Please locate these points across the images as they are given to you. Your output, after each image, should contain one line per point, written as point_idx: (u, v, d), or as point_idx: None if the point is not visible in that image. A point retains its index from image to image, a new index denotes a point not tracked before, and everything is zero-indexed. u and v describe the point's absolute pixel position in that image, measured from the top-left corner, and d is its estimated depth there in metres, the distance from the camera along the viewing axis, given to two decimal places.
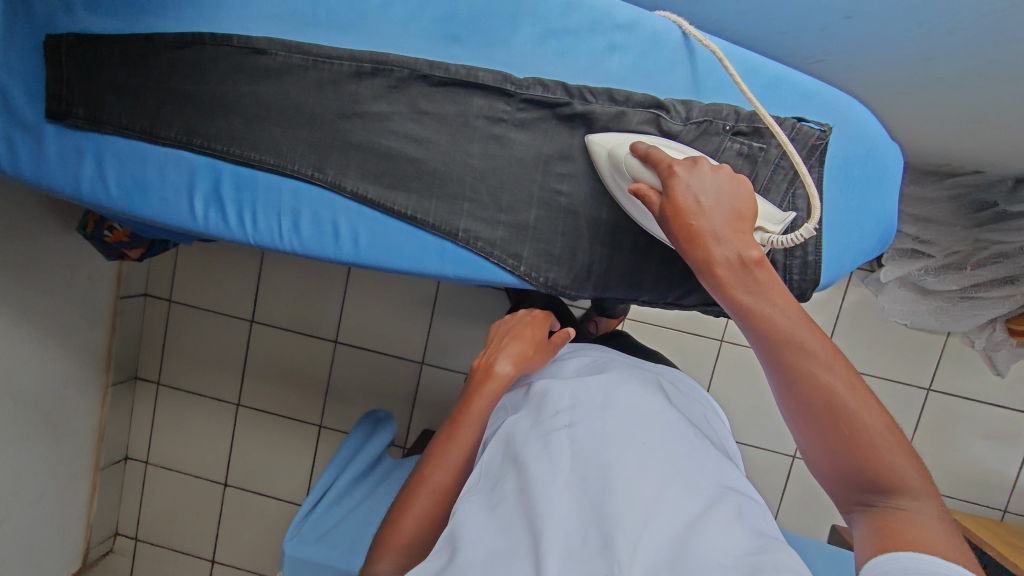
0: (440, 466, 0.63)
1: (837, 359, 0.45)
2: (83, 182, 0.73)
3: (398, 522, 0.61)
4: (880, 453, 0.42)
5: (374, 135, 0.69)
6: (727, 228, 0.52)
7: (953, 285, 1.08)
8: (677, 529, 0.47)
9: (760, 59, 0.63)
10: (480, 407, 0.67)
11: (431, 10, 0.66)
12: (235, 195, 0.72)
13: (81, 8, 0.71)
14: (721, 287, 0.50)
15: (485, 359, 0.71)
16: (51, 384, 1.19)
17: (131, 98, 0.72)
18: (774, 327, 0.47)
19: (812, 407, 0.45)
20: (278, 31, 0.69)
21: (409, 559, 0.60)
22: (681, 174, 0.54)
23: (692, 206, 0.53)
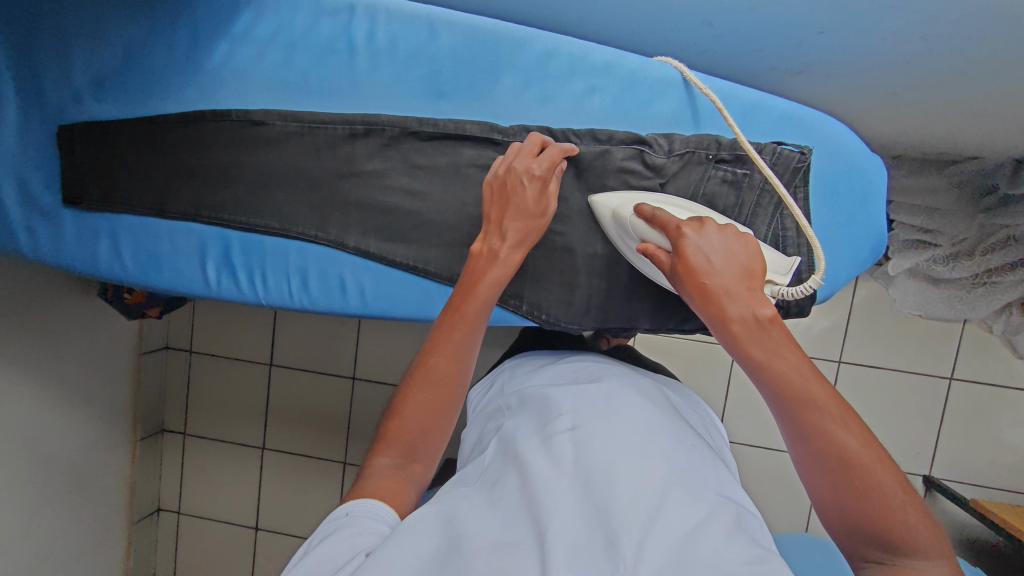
0: (439, 354, 0.60)
1: (848, 416, 0.47)
2: (101, 260, 0.78)
3: (394, 417, 0.59)
4: (892, 511, 0.44)
5: (372, 192, 0.72)
6: (738, 286, 0.53)
7: (965, 273, 1.08)
8: (683, 533, 0.46)
9: (735, 88, 0.65)
10: (483, 291, 0.62)
11: (416, 70, 0.70)
12: (244, 259, 0.75)
13: (88, 96, 0.75)
14: (736, 344, 0.52)
15: (486, 244, 0.64)
16: (81, 446, 1.23)
17: (141, 177, 0.76)
18: (787, 383, 0.49)
19: (827, 463, 0.47)
20: (273, 103, 0.72)
21: (409, 457, 0.58)
22: (690, 236, 0.55)
23: (702, 265, 0.54)
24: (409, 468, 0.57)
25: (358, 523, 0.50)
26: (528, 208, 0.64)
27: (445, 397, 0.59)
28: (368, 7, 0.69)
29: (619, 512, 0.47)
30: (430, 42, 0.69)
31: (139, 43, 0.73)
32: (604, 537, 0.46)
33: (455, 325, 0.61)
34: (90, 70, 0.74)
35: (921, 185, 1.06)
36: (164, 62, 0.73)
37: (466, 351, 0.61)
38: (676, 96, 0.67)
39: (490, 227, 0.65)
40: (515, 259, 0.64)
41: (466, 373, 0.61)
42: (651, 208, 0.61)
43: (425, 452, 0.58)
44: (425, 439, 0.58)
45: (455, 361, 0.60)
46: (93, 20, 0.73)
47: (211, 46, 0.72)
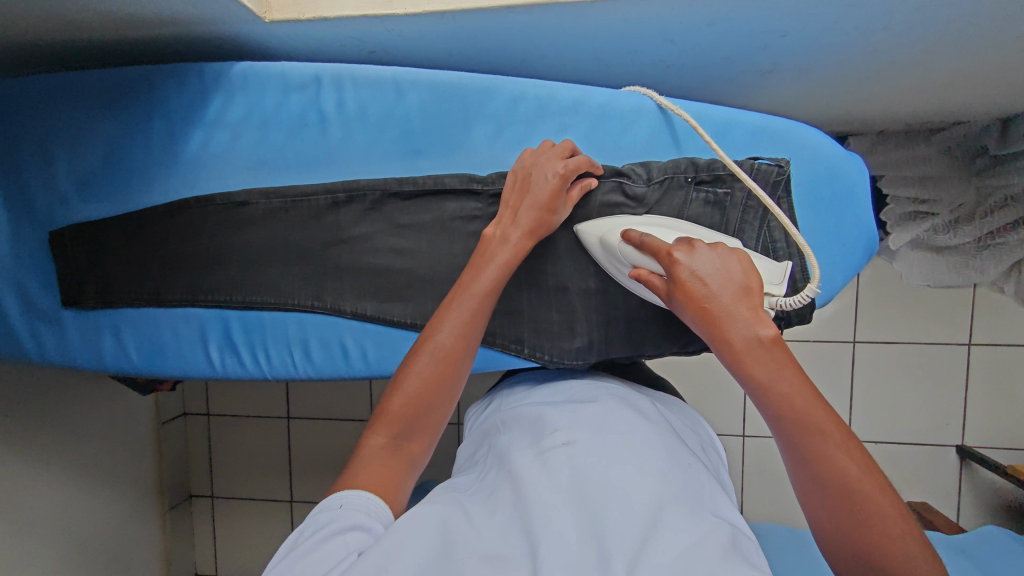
0: (445, 335, 0.59)
1: (851, 443, 0.48)
2: (107, 356, 0.79)
3: (395, 391, 0.58)
4: (889, 540, 0.45)
5: (361, 256, 0.73)
6: (738, 306, 0.52)
7: (968, 238, 1.06)
8: (678, 549, 0.46)
9: (704, 108, 0.66)
10: (491, 274, 0.61)
11: (389, 131, 0.70)
12: (245, 337, 0.76)
13: (75, 199, 0.76)
14: (740, 365, 0.51)
15: (500, 227, 0.63)
16: (112, 526, 1.25)
17: (134, 270, 0.77)
18: (790, 406, 0.49)
19: (828, 488, 0.48)
20: (254, 181, 0.73)
21: (406, 437, 0.57)
22: (684, 261, 0.55)
23: (701, 290, 0.53)
24: (403, 448, 0.57)
25: (350, 517, 0.50)
26: (547, 193, 0.62)
27: (445, 380, 0.59)
28: (334, 77, 0.70)
29: (613, 530, 0.47)
30: (399, 103, 0.70)
31: (118, 141, 0.75)
32: (598, 551, 0.46)
33: (460, 306, 0.60)
34: (75, 174, 0.76)
35: (909, 156, 1.07)
36: (144, 156, 0.75)
37: (471, 336, 0.60)
38: (648, 123, 0.67)
39: (506, 212, 0.64)
40: (527, 245, 0.63)
41: (468, 350, 0.60)
42: (638, 232, 0.60)
43: (421, 432, 0.58)
44: (422, 419, 0.58)
45: (460, 342, 0.59)
46: (74, 127, 0.75)
47: (187, 135, 0.74)
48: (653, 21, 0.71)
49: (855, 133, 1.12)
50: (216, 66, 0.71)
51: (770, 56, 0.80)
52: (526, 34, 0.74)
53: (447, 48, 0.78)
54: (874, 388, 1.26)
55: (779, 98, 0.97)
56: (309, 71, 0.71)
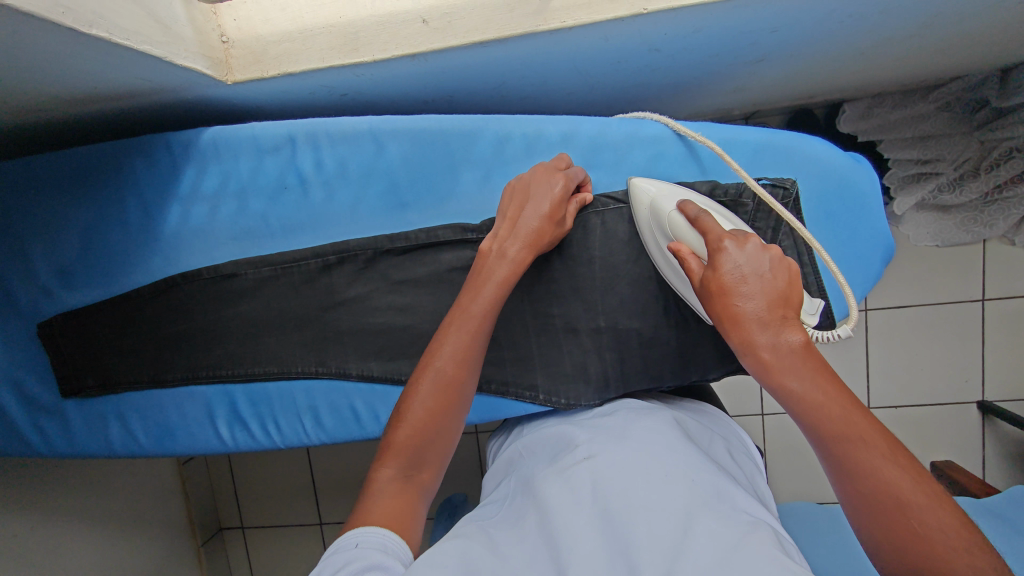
0: (446, 361, 0.55)
1: (897, 450, 0.43)
2: (116, 443, 0.77)
3: (400, 423, 0.54)
4: (952, 556, 0.39)
5: (360, 318, 0.70)
6: (776, 312, 0.45)
7: (975, 194, 1.03)
8: (716, 554, 0.42)
9: (701, 130, 0.63)
10: (489, 293, 0.57)
11: (373, 187, 0.67)
12: (253, 409, 0.74)
13: (58, 289, 0.74)
14: (767, 372, 0.45)
15: (497, 241, 0.59)
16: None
17: (131, 354, 0.75)
18: (823, 413, 0.44)
19: (873, 500, 0.42)
20: (241, 252, 0.71)
21: (416, 469, 0.54)
22: (732, 254, 0.47)
23: (742, 290, 0.45)
24: (415, 480, 0.53)
25: (367, 556, 0.46)
26: (548, 204, 0.59)
27: (451, 408, 0.55)
28: (308, 135, 0.66)
29: (640, 543, 0.44)
30: (379, 156, 0.66)
31: (93, 225, 0.72)
32: (625, 567, 0.44)
33: (459, 329, 0.56)
34: (54, 264, 0.73)
35: (907, 116, 1.01)
36: (123, 238, 0.72)
37: (472, 360, 0.56)
38: (643, 152, 0.64)
39: (504, 224, 0.60)
40: (527, 259, 0.58)
41: (471, 373, 0.56)
42: (695, 207, 0.54)
43: (431, 462, 0.55)
44: (430, 447, 0.54)
45: (460, 368, 0.55)
46: (45, 216, 0.72)
47: (164, 211, 0.70)
48: (635, 35, 0.67)
49: (849, 100, 1.05)
50: (184, 136, 0.68)
51: (761, 49, 0.76)
52: (504, 59, 0.69)
53: (423, 82, 0.74)
54: (895, 358, 1.23)
55: (774, 81, 0.92)
56: (281, 132, 0.67)
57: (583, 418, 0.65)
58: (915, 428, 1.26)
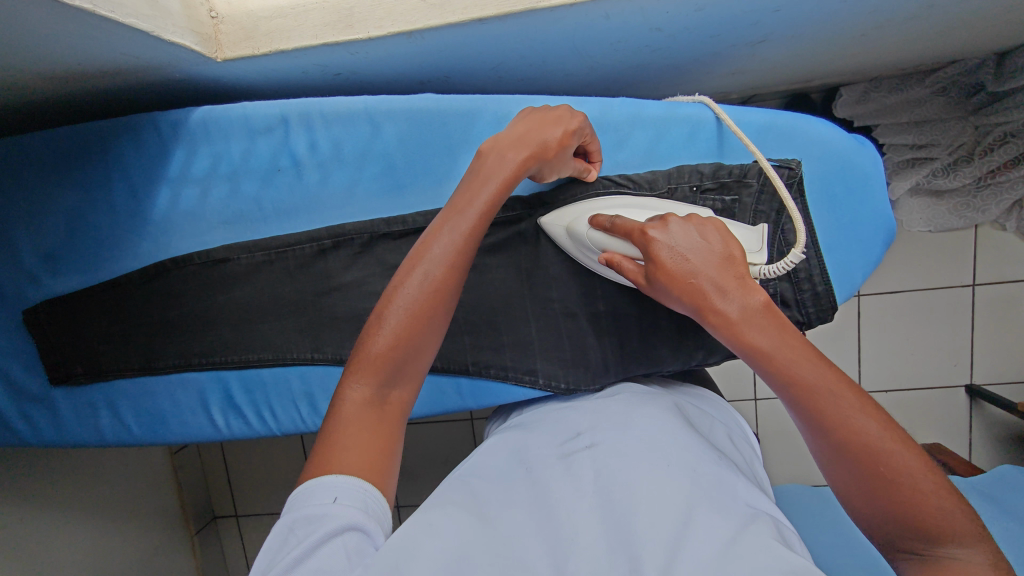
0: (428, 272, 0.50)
1: (866, 402, 0.44)
2: (106, 431, 0.75)
3: (378, 332, 0.49)
4: (921, 497, 0.41)
5: (356, 303, 0.69)
6: (726, 278, 0.49)
7: (968, 179, 1.02)
8: (717, 543, 0.43)
9: (703, 112, 0.62)
10: (485, 196, 0.53)
11: (369, 169, 0.66)
12: (248, 396, 0.73)
13: (43, 274, 0.72)
14: (729, 328, 0.48)
15: (498, 143, 0.54)
16: (141, 566, 1.23)
17: (121, 341, 0.73)
18: (794, 369, 0.46)
19: (846, 451, 0.44)
20: (233, 236, 0.69)
21: (391, 388, 0.50)
22: (660, 239, 0.51)
23: (683, 265, 0.49)
24: (390, 399, 0.49)
25: (346, 518, 0.43)
26: (561, 132, 0.56)
27: (434, 319, 0.50)
28: (302, 116, 0.65)
29: (643, 532, 0.44)
30: (375, 137, 0.65)
31: (79, 209, 0.70)
32: (627, 560, 0.42)
33: (449, 233, 0.51)
34: (38, 248, 0.71)
35: (904, 100, 1.00)
36: (110, 221, 0.70)
37: (462, 268, 0.52)
38: (645, 133, 0.62)
39: (509, 132, 0.55)
40: (525, 166, 0.54)
41: (456, 277, 0.51)
42: (607, 217, 0.57)
43: (407, 379, 0.51)
44: (411, 363, 0.50)
45: (450, 274, 0.51)
46: (29, 199, 0.70)
47: (153, 193, 0.68)
48: (637, 13, 0.65)
49: (845, 84, 1.04)
50: (172, 116, 0.66)
51: (763, 29, 0.75)
52: (502, 37, 0.68)
53: (418, 61, 0.72)
54: (888, 341, 1.24)
55: (773, 63, 0.91)
56: (275, 112, 0.65)
57: (584, 401, 0.64)
58: (906, 411, 1.27)
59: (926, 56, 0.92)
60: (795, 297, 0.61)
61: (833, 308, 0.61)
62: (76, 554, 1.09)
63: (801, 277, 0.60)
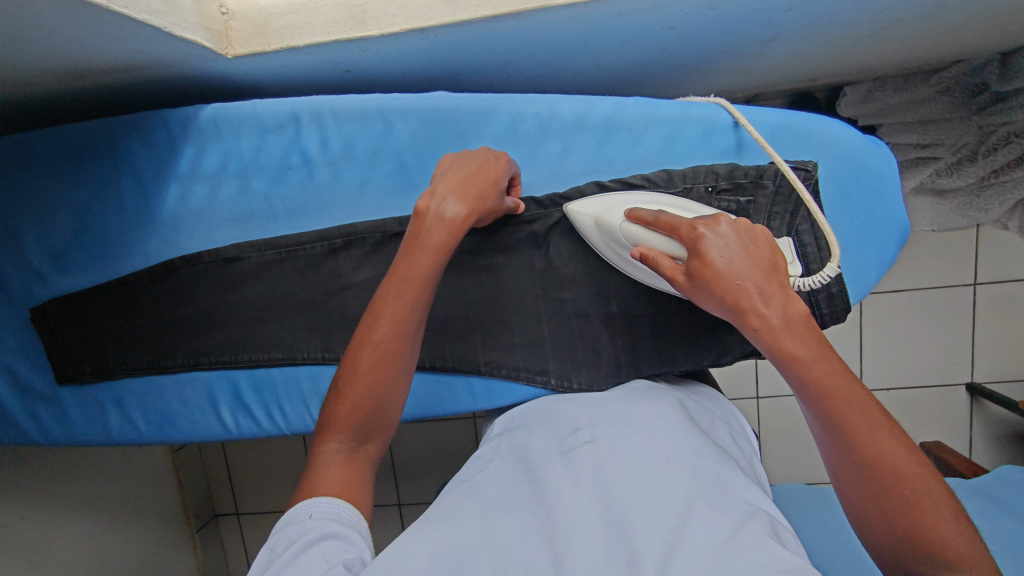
0: (388, 330, 0.52)
1: (892, 423, 0.44)
2: (114, 430, 0.75)
3: (340, 397, 0.52)
4: (936, 522, 0.41)
5: (367, 302, 0.69)
6: (769, 284, 0.47)
7: (972, 179, 1.02)
8: (714, 540, 0.43)
9: (719, 111, 0.61)
10: (425, 263, 0.53)
11: (380, 168, 0.65)
12: (257, 395, 0.72)
13: (50, 272, 0.71)
14: (756, 333, 0.47)
15: (435, 199, 0.54)
16: (142, 562, 1.23)
17: (130, 340, 0.72)
18: (821, 376, 0.45)
19: (867, 468, 0.43)
20: (242, 235, 0.68)
21: (363, 441, 0.52)
22: (711, 238, 0.49)
23: (728, 265, 0.48)
24: (362, 452, 0.52)
25: (320, 528, 0.46)
26: (495, 175, 0.57)
27: (391, 379, 0.52)
28: (313, 113, 0.64)
29: (640, 530, 0.44)
30: (387, 136, 0.64)
31: (87, 206, 0.69)
32: (625, 554, 0.43)
33: (396, 298, 0.52)
34: (45, 246, 0.70)
35: (908, 101, 1.00)
36: (119, 219, 0.69)
37: (414, 328, 0.53)
38: (660, 132, 0.62)
39: (443, 181, 0.55)
40: (463, 224, 0.54)
41: (405, 338, 0.52)
42: (648, 211, 0.56)
43: (376, 432, 0.53)
44: (375, 420, 0.52)
45: (397, 340, 0.52)
46: (36, 196, 0.69)
47: (162, 191, 0.68)
48: (651, 11, 0.65)
49: (850, 83, 1.04)
50: (182, 113, 0.65)
51: (775, 28, 0.75)
52: (514, 35, 0.67)
53: (428, 59, 0.72)
54: (891, 339, 1.25)
55: (781, 62, 0.91)
56: (285, 109, 0.64)
57: (584, 397, 0.65)
58: (908, 409, 1.28)
59: (933, 56, 0.92)
60: (808, 298, 0.61)
61: (847, 310, 0.61)
62: (78, 551, 1.08)
63: None
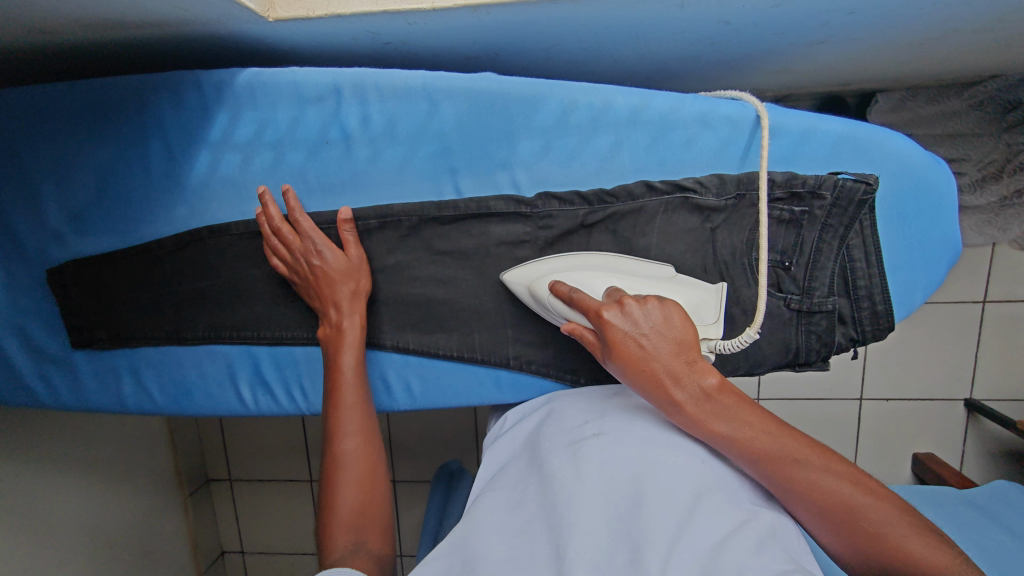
0: (353, 434, 0.61)
1: (829, 460, 0.47)
2: (128, 398, 0.73)
3: (333, 507, 0.57)
4: (898, 542, 0.44)
5: (398, 288, 0.67)
6: (676, 363, 0.49)
7: (993, 197, 0.98)
8: (717, 537, 0.44)
9: (780, 116, 0.59)
10: (348, 360, 0.64)
11: (422, 149, 0.63)
12: (278, 373, 0.70)
13: (69, 233, 0.69)
14: (695, 423, 0.48)
15: (330, 324, 0.65)
16: (137, 521, 1.22)
17: (148, 308, 0.70)
18: (760, 444, 0.47)
19: (829, 514, 0.45)
20: (273, 208, 0.66)
21: (367, 534, 0.56)
22: (618, 326, 0.50)
23: (636, 350, 0.49)
24: (367, 548, 0.55)
25: None
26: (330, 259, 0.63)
27: (370, 473, 0.60)
28: (356, 87, 0.61)
29: (647, 524, 0.45)
30: (432, 116, 0.61)
31: (111, 167, 0.66)
32: (629, 550, 0.45)
33: (344, 407, 0.62)
34: (64, 206, 0.68)
35: (939, 113, 0.98)
36: (143, 183, 0.67)
37: (370, 428, 0.63)
38: (715, 134, 0.60)
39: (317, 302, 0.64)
40: (357, 318, 0.64)
41: (365, 440, 0.62)
42: (565, 286, 0.57)
43: (374, 528, 0.57)
44: (370, 514, 0.58)
45: (364, 437, 0.61)
46: (58, 153, 0.66)
47: (190, 157, 0.65)
48: (711, 6, 0.62)
49: (882, 89, 1.00)
50: (217, 76, 0.62)
51: (830, 30, 0.72)
52: (564, 18, 0.64)
53: (470, 37, 0.69)
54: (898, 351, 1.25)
55: (825, 66, 0.88)
56: (327, 80, 0.62)
57: (593, 392, 0.65)
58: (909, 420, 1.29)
59: (976, 69, 0.89)
60: (852, 314, 0.60)
61: (889, 328, 0.61)
62: (71, 510, 1.07)
63: (861, 294, 0.60)
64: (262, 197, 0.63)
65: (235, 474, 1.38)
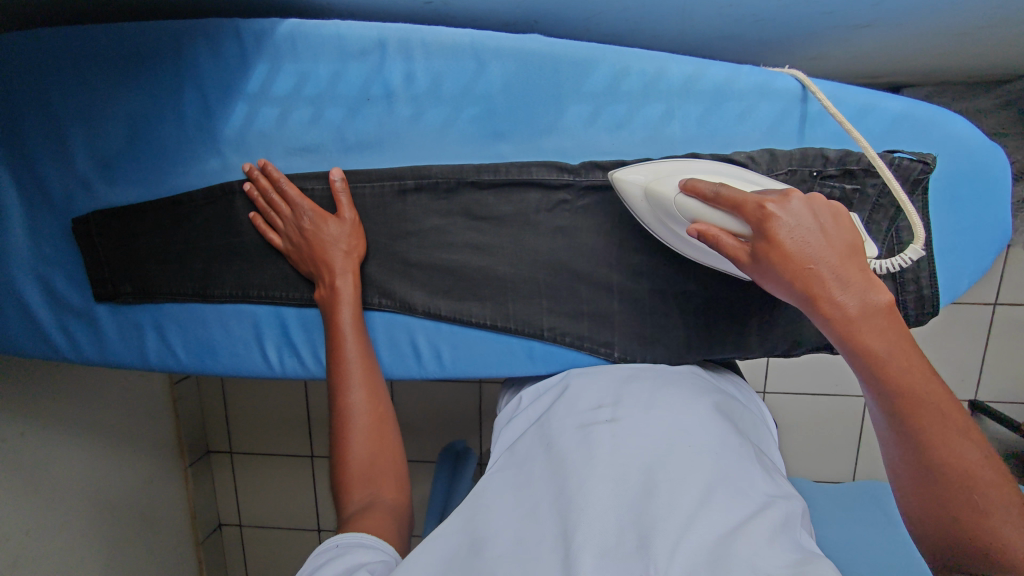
0: (360, 390, 0.61)
1: (972, 428, 0.43)
2: (151, 355, 0.72)
3: (345, 463, 0.58)
4: (993, 523, 0.41)
5: (433, 251, 0.66)
6: (847, 269, 0.44)
7: None
8: (726, 526, 0.43)
9: (837, 91, 0.58)
10: (344, 316, 0.63)
11: (467, 111, 0.61)
12: (305, 335, 0.69)
13: (96, 182, 0.67)
14: (850, 336, 0.44)
15: (325, 285, 0.64)
16: (137, 486, 1.21)
17: (175, 263, 0.69)
18: (905, 378, 0.44)
19: (939, 472, 0.43)
20: (309, 164, 0.64)
21: (381, 485, 0.58)
22: (781, 216, 0.45)
23: (801, 247, 0.44)
24: (383, 505, 0.56)
25: (350, 542, 0.50)
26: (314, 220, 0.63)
27: (378, 436, 0.60)
28: (401, 43, 0.60)
29: (657, 513, 0.44)
30: (479, 76, 0.60)
31: (143, 115, 0.65)
32: (637, 538, 0.44)
33: (343, 369, 0.62)
34: (93, 154, 0.66)
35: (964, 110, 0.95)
36: (176, 134, 0.65)
37: (378, 387, 0.63)
38: (770, 106, 0.59)
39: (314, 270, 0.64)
40: (351, 282, 0.63)
41: (371, 399, 0.61)
42: (710, 184, 0.52)
43: (388, 484, 0.58)
44: (382, 472, 0.58)
45: (369, 398, 0.61)
46: (86, 99, 0.64)
47: (226, 109, 0.64)
48: None
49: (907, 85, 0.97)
50: (257, 25, 0.60)
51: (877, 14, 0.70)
52: None
53: (504, 9, 0.66)
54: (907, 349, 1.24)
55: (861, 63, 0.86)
56: (372, 35, 0.60)
57: (613, 369, 0.63)
58: None
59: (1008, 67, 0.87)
60: (898, 296, 0.60)
61: (932, 313, 0.60)
62: (73, 470, 1.06)
63: (906, 277, 0.59)
64: (249, 173, 0.64)
65: (237, 446, 1.37)
